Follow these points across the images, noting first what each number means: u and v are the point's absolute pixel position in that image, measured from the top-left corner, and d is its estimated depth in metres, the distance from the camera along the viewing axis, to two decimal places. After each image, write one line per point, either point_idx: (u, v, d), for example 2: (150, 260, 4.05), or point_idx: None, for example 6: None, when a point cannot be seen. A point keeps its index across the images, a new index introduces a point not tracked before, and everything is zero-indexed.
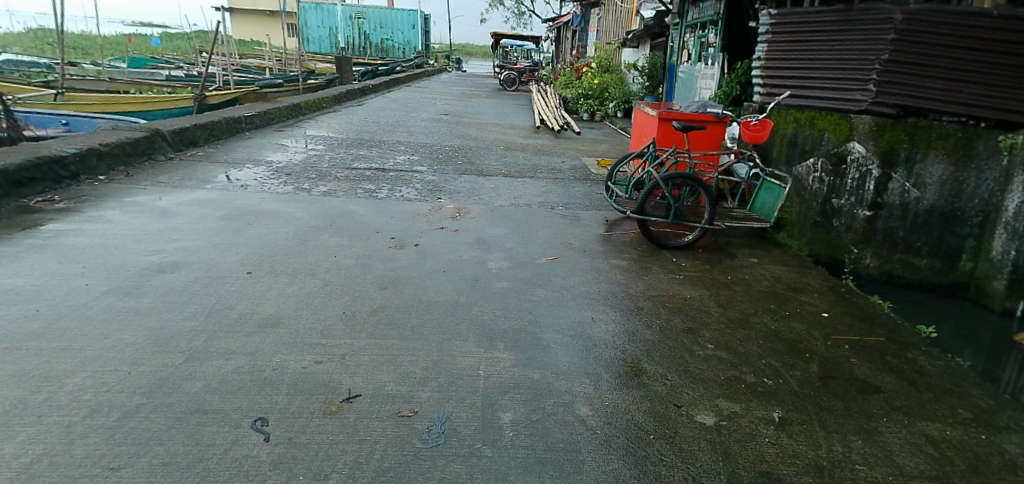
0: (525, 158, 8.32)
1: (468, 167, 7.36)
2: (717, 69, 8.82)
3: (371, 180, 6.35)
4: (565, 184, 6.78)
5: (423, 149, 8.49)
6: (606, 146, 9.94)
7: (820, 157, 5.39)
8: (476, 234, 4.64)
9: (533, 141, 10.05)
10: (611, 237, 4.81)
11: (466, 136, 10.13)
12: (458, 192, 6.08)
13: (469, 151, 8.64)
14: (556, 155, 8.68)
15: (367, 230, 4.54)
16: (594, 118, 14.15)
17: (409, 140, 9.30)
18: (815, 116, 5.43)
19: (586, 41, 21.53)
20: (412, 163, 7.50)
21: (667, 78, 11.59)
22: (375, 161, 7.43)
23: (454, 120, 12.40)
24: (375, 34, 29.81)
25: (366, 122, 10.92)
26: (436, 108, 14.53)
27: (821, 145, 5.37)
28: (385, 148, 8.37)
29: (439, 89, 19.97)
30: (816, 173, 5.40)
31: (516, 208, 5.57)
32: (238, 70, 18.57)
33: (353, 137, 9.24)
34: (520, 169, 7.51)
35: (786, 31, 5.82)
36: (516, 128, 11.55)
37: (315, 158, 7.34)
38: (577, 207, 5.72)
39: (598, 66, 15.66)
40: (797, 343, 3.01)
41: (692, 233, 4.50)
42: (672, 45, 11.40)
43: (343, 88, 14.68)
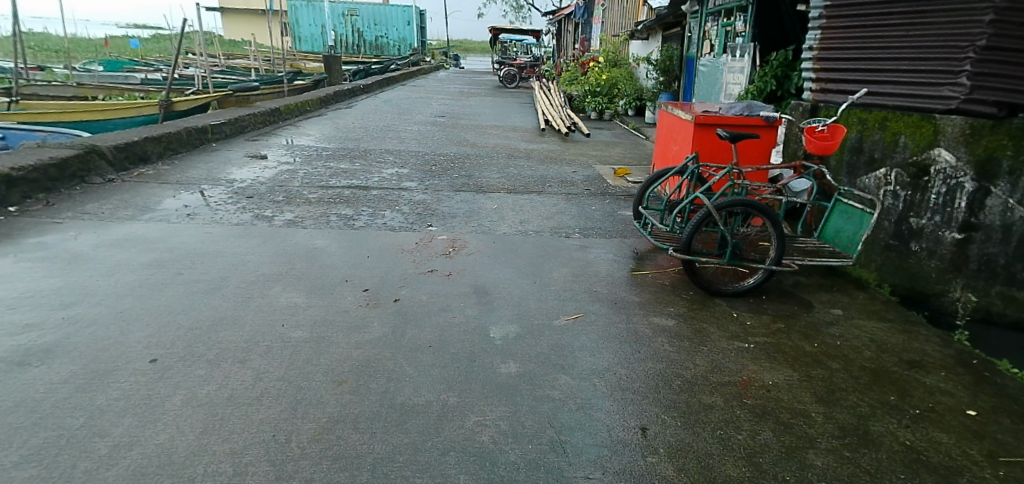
0: (530, 168, 7.30)
1: (465, 182, 6.36)
2: (747, 62, 7.84)
3: (349, 202, 5.36)
4: (580, 202, 5.76)
5: (414, 160, 7.48)
6: (620, 150, 8.92)
7: (894, 167, 4.27)
8: (474, 280, 3.64)
9: (539, 146, 9.03)
10: (646, 278, 3.78)
11: (464, 142, 9.11)
12: (453, 216, 5.07)
13: (467, 160, 7.62)
14: (565, 163, 7.66)
15: (335, 278, 3.54)
16: (602, 117, 13.12)
17: (399, 148, 8.29)
18: (886, 118, 4.33)
19: (590, 34, 20.47)
20: (401, 177, 6.50)
21: (684, 72, 10.53)
22: (356, 176, 6.42)
23: (451, 123, 11.38)
24: (369, 31, 28.77)
25: (354, 128, 9.91)
26: (432, 110, 13.50)
27: (895, 152, 4.26)
28: (371, 160, 7.36)
29: (436, 88, 18.96)
30: (889, 185, 4.29)
31: (524, 238, 4.55)
32: (223, 72, 17.56)
33: (336, 146, 8.23)
34: (525, 182, 6.51)
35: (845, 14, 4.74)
36: (519, 131, 10.54)
37: (286, 174, 6.35)
38: (598, 234, 4.70)
39: (605, 61, 14.61)
40: (955, 477, 2.08)
41: (754, 276, 3.48)
42: (689, 36, 10.36)
43: (332, 90, 13.67)
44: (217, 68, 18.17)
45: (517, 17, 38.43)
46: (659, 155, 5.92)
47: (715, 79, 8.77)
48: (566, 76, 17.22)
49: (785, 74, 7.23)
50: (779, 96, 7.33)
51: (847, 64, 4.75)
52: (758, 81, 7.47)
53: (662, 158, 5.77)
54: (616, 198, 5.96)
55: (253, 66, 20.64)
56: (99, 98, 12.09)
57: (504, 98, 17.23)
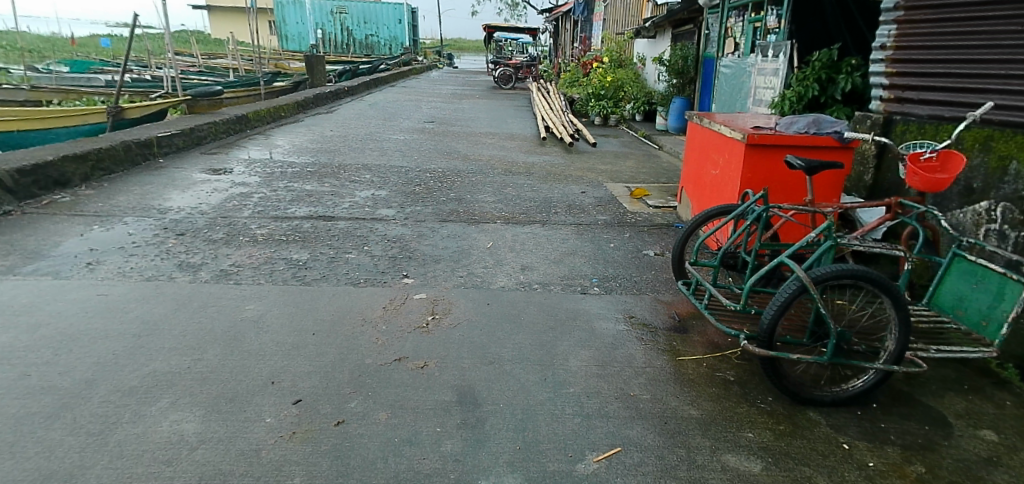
0: (530, 188, 6.24)
1: (453, 209, 5.29)
2: (782, 63, 6.82)
3: (305, 240, 4.29)
4: (593, 235, 4.70)
5: (396, 178, 6.41)
6: (632, 164, 7.87)
7: (1002, 201, 3.36)
8: (457, 373, 2.58)
9: (540, 158, 7.97)
10: (700, 367, 2.71)
11: (455, 155, 8.04)
12: (435, 260, 4.02)
13: (457, 178, 6.56)
14: (572, 182, 6.60)
15: (255, 375, 2.47)
16: (607, 123, 12.09)
17: (379, 163, 7.24)
18: (991, 137, 3.44)
19: (590, 32, 19.40)
20: (376, 203, 5.43)
21: (702, 73, 9.48)
22: (321, 202, 5.35)
23: (441, 130, 10.32)
24: (360, 29, 27.68)
25: (332, 138, 8.84)
26: (422, 114, 12.44)
27: (1005, 183, 3.35)
28: (342, 179, 6.28)
29: (428, 89, 17.88)
30: (993, 223, 3.39)
31: (526, 296, 3.49)
32: (199, 74, 16.47)
33: (307, 160, 7.17)
34: (526, 207, 5.46)
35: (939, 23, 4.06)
36: (516, 140, 9.48)
37: (237, 199, 5.28)
38: (624, 289, 3.63)
39: (609, 61, 13.57)
40: None
41: (859, 377, 2.45)
42: (706, 33, 9.32)
43: (312, 92, 12.59)
44: (194, 70, 17.11)
45: (511, 14, 37.34)
46: (688, 177, 4.93)
47: (741, 82, 7.75)
48: (566, 78, 16.16)
49: (830, 76, 6.25)
50: (823, 103, 6.34)
51: (928, 67, 4.11)
52: (797, 85, 6.48)
53: (693, 182, 4.78)
54: (636, 229, 4.89)
55: (235, 67, 19.54)
56: (53, 102, 11.00)
57: (500, 100, 16.16)
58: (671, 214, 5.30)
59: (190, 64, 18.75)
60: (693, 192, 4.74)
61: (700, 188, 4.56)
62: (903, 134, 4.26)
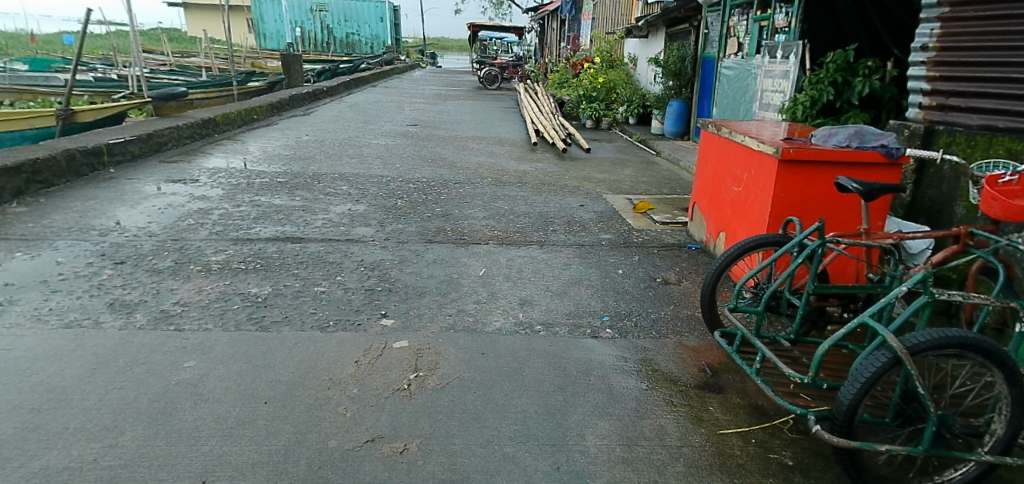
0: (523, 202, 5.71)
1: (438, 228, 4.75)
2: (794, 64, 6.36)
3: (267, 269, 3.72)
4: (597, 259, 4.18)
5: (375, 191, 5.84)
6: (630, 172, 7.37)
7: None
8: (445, 459, 2.04)
9: (530, 166, 7.45)
10: (749, 444, 2.18)
11: (440, 162, 7.49)
12: (418, 293, 3.47)
13: (442, 190, 6.02)
14: (567, 194, 6.07)
15: (182, 470, 1.92)
16: (599, 127, 11.61)
17: (357, 172, 6.68)
18: None
19: (578, 31, 18.87)
20: (353, 221, 4.86)
21: (701, 74, 9.02)
22: (290, 220, 4.78)
23: (425, 134, 9.77)
24: (340, 28, 26.97)
25: (307, 143, 8.25)
26: (404, 117, 11.87)
27: None
28: (316, 191, 5.71)
29: (411, 89, 17.28)
30: None
31: (526, 340, 2.96)
32: (170, 74, 15.78)
33: (278, 169, 6.59)
34: (519, 224, 4.93)
35: (996, 22, 3.51)
36: (505, 145, 8.96)
37: (194, 217, 4.70)
38: (640, 329, 3.11)
39: (600, 62, 13.12)
40: None
41: (956, 466, 1.95)
42: (705, 32, 8.85)
43: (288, 93, 11.97)
44: (165, 70, 16.43)
45: (496, 12, 36.74)
46: (701, 191, 4.42)
47: (745, 85, 7.31)
48: (555, 78, 15.63)
49: (846, 80, 5.79)
50: (837, 108, 5.87)
51: (977, 66, 3.61)
52: (809, 88, 6.02)
53: (708, 198, 4.27)
54: (644, 251, 4.37)
55: (209, 67, 18.83)
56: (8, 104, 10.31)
57: (486, 102, 15.64)
58: (680, 231, 4.79)
59: (161, 64, 18.02)
60: (708, 210, 4.23)
61: (718, 206, 4.04)
62: (947, 146, 3.78)
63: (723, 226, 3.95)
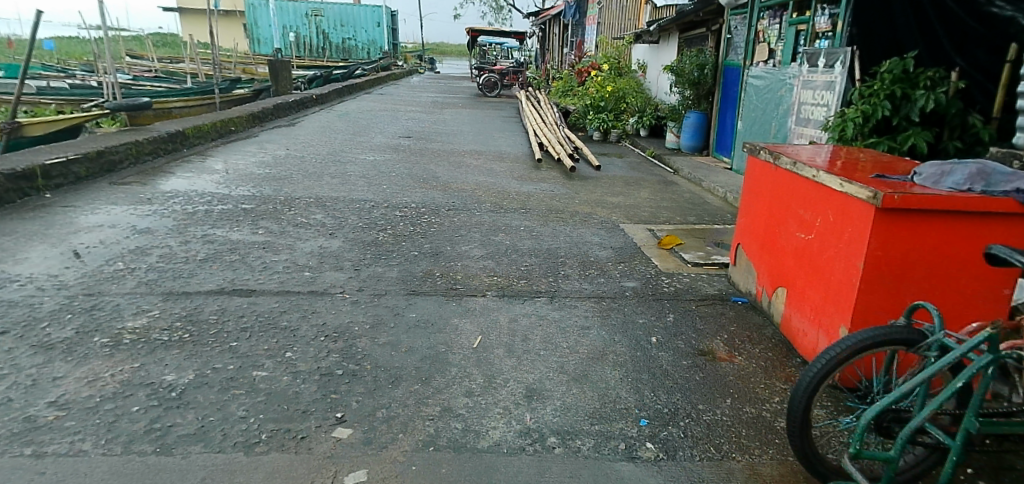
0: (526, 235, 4.88)
1: (424, 273, 3.92)
2: (840, 73, 5.61)
3: (196, 338, 2.86)
4: (622, 318, 3.33)
5: (355, 221, 5.01)
6: (647, 195, 6.54)
7: None
8: None
9: (534, 187, 6.63)
10: None
11: (433, 183, 6.67)
12: (390, 375, 2.64)
13: (433, 220, 5.20)
14: (578, 225, 5.24)
15: None
16: (607, 139, 10.83)
17: (336, 195, 5.86)
18: None
19: (582, 36, 18.03)
20: (321, 263, 4.02)
21: (723, 82, 8.23)
22: (244, 262, 3.94)
23: (418, 148, 8.96)
24: (336, 33, 26.23)
25: (287, 160, 7.44)
26: (397, 127, 11.06)
27: None
28: (285, 221, 4.89)
29: (408, 97, 16.50)
30: None
31: (532, 464, 2.12)
32: (154, 81, 15.05)
33: (246, 193, 5.76)
34: (522, 267, 4.11)
35: None
36: (505, 162, 8.16)
37: (126, 258, 3.87)
38: (692, 442, 2.27)
39: (608, 69, 12.34)
40: None
41: None
42: (727, 37, 8.05)
43: (273, 101, 11.18)
44: (149, 77, 15.66)
45: (497, 17, 35.97)
46: (750, 231, 3.61)
47: (779, 97, 6.54)
48: (558, 86, 14.84)
49: (905, 93, 4.96)
50: (894, 125, 5.05)
51: None
52: (861, 102, 5.20)
53: (761, 241, 3.46)
54: (678, 306, 3.53)
55: (197, 72, 18.11)
56: None
57: (486, 110, 14.84)
58: (718, 277, 3.95)
59: (146, 70, 17.28)
60: (762, 256, 3.43)
61: (778, 254, 3.23)
62: None
63: (786, 280, 3.14)
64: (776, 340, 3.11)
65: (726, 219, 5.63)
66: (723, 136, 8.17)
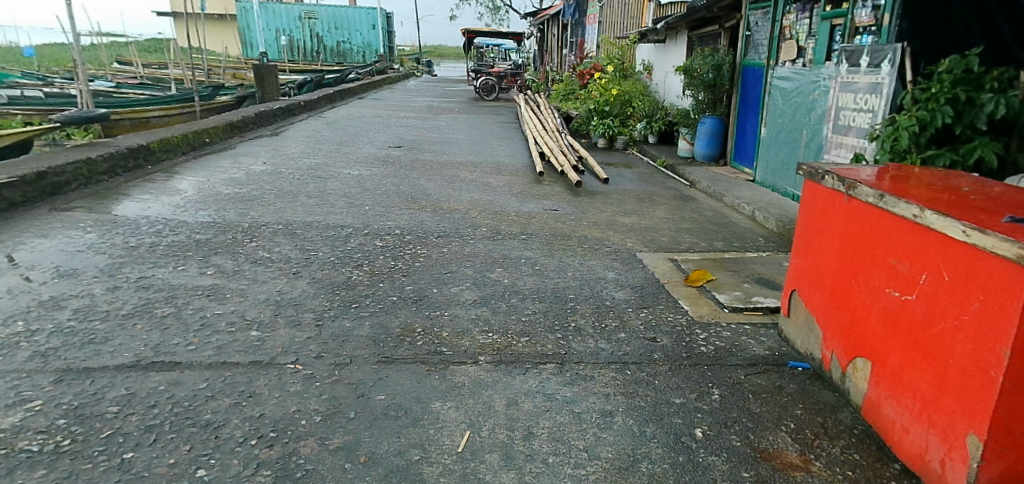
0: (527, 271, 4.12)
1: (402, 329, 3.16)
2: (887, 74, 4.75)
3: (76, 445, 2.17)
4: (652, 398, 2.57)
5: (325, 256, 4.27)
6: (664, 214, 5.77)
7: None
8: None
9: (536, 206, 5.87)
10: None
11: (422, 204, 5.95)
12: None
13: (419, 252, 4.47)
14: (587, 256, 4.48)
15: None
16: (613, 146, 10.10)
17: (309, 220, 5.12)
18: None
19: (583, 36, 17.25)
20: (276, 313, 3.27)
21: (741, 83, 7.41)
22: (179, 315, 3.19)
23: (408, 160, 8.24)
24: (330, 35, 25.53)
25: (261, 178, 6.73)
26: (388, 135, 10.32)
27: None
28: (243, 257, 4.15)
29: (402, 101, 15.79)
30: None
31: None
32: (135, 88, 14.36)
33: (205, 219, 5.03)
34: (521, 317, 3.36)
35: None
36: (504, 175, 7.42)
37: (31, 314, 3.12)
38: None
39: (613, 71, 11.61)
40: None
41: None
42: (747, 34, 7.25)
43: (256, 109, 10.47)
44: (131, 83, 14.96)
45: (495, 18, 35.25)
46: (811, 277, 2.88)
47: (811, 101, 5.73)
48: (560, 89, 14.09)
49: (971, 97, 4.17)
50: (956, 135, 4.27)
51: None
52: (915, 108, 4.40)
53: (829, 293, 2.73)
54: (721, 377, 2.77)
55: (184, 78, 17.43)
56: None
57: (484, 114, 14.10)
58: (765, 335, 3.19)
59: (129, 77, 16.61)
60: (831, 313, 2.71)
61: (858, 315, 2.51)
62: None
63: (872, 352, 2.42)
64: (860, 432, 2.40)
65: (759, 244, 4.85)
66: (744, 143, 7.36)
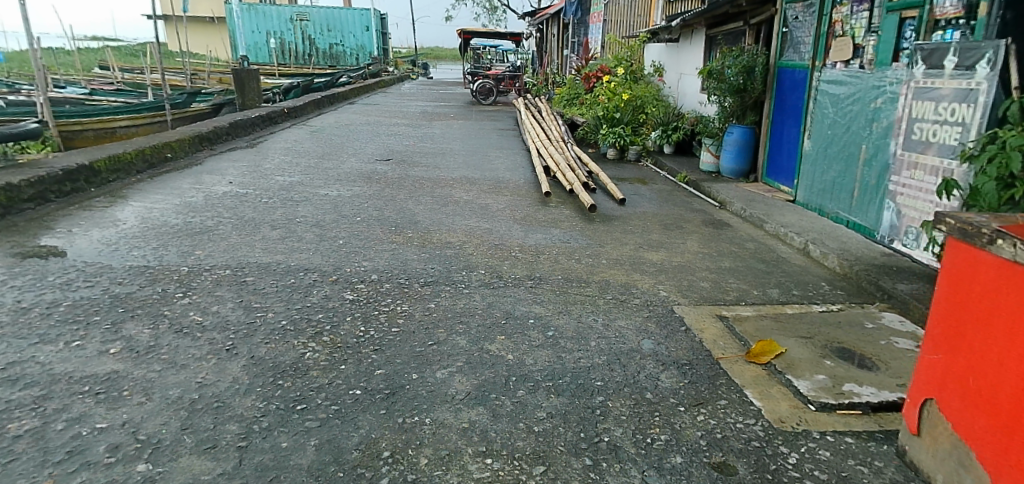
0: (535, 340, 3.18)
1: (361, 454, 2.21)
2: (983, 78, 3.82)
3: None
4: None
5: (275, 319, 3.32)
6: (697, 247, 4.82)
7: None
8: None
9: (542, 239, 4.93)
10: None
11: (407, 237, 5.01)
12: None
13: (397, 310, 3.52)
14: (611, 314, 3.53)
15: None
16: (624, 157, 9.11)
17: (265, 265, 4.19)
18: None
19: (586, 36, 16.33)
20: (184, 426, 2.34)
21: (776, 88, 6.53)
22: (40, 433, 2.26)
23: (396, 177, 7.31)
24: (322, 38, 24.60)
25: (221, 202, 5.80)
26: (376, 146, 9.39)
27: None
28: (168, 322, 3.21)
29: (395, 107, 14.86)
30: None
31: None
32: (109, 94, 13.45)
33: (137, 263, 4.10)
34: (529, 423, 2.44)
35: None
36: (504, 196, 6.49)
37: None
38: None
39: (622, 74, 10.78)
40: None
41: None
42: (783, 31, 6.41)
43: (230, 119, 9.55)
44: (108, 90, 14.07)
45: (491, 18, 34.30)
46: (966, 386, 1.97)
47: (873, 110, 4.83)
48: (563, 94, 13.18)
49: None
50: None
51: None
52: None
53: (1004, 418, 1.83)
54: None
55: (165, 83, 16.52)
56: None
57: (482, 121, 13.17)
58: (880, 461, 2.26)
59: (106, 83, 15.74)
60: (1012, 454, 1.80)
61: None
62: None
63: None
64: None
65: (824, 291, 3.90)
66: (780, 157, 6.45)
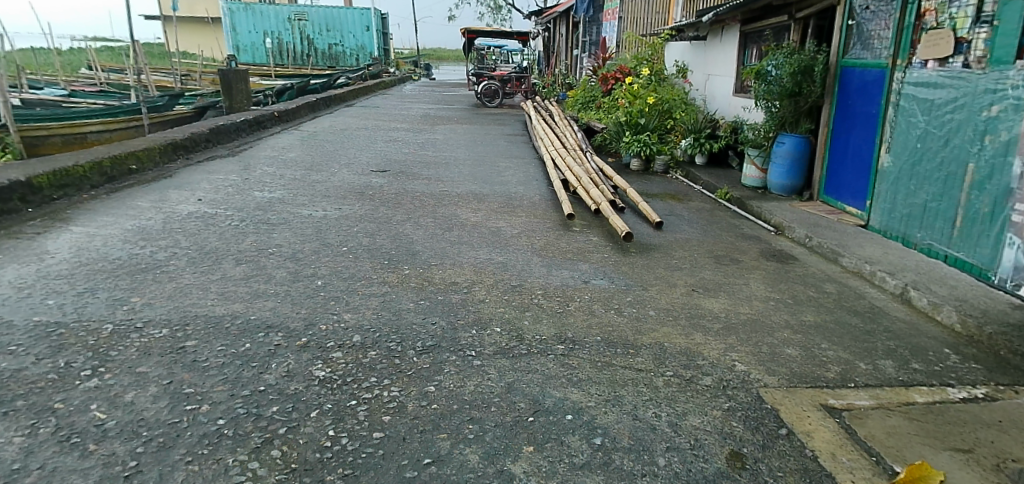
0: (577, 454, 2.23)
1: None
2: None
3: None
4: None
5: (210, 415, 2.38)
6: (764, 290, 3.86)
7: None
8: None
9: (567, 280, 3.98)
10: None
11: (402, 275, 4.05)
12: None
13: (383, 397, 2.57)
14: (676, 404, 2.57)
15: None
16: (650, 168, 8.16)
17: (213, 321, 3.26)
18: None
19: (599, 35, 15.36)
20: None
21: (838, 90, 5.57)
22: None
23: (392, 192, 6.38)
24: (322, 38, 23.71)
25: (180, 229, 4.89)
26: (372, 154, 8.45)
27: None
28: (55, 422, 2.29)
29: (397, 109, 13.94)
30: None
31: None
32: (90, 96, 12.61)
33: (49, 321, 3.18)
34: None
35: None
36: (517, 217, 5.55)
37: None
38: None
39: (646, 75, 9.81)
40: None
41: None
42: (850, 24, 5.47)
43: (211, 124, 8.64)
44: (89, 92, 13.22)
45: (495, 18, 33.33)
46: None
47: (986, 119, 3.93)
48: (576, 95, 12.23)
49: None
50: None
51: None
52: None
53: None
54: None
55: (153, 84, 15.67)
56: None
57: (489, 125, 12.23)
58: None
59: (90, 84, 14.90)
60: None
61: None
62: None
63: None
64: None
65: (954, 365, 2.94)
66: (843, 171, 5.50)
